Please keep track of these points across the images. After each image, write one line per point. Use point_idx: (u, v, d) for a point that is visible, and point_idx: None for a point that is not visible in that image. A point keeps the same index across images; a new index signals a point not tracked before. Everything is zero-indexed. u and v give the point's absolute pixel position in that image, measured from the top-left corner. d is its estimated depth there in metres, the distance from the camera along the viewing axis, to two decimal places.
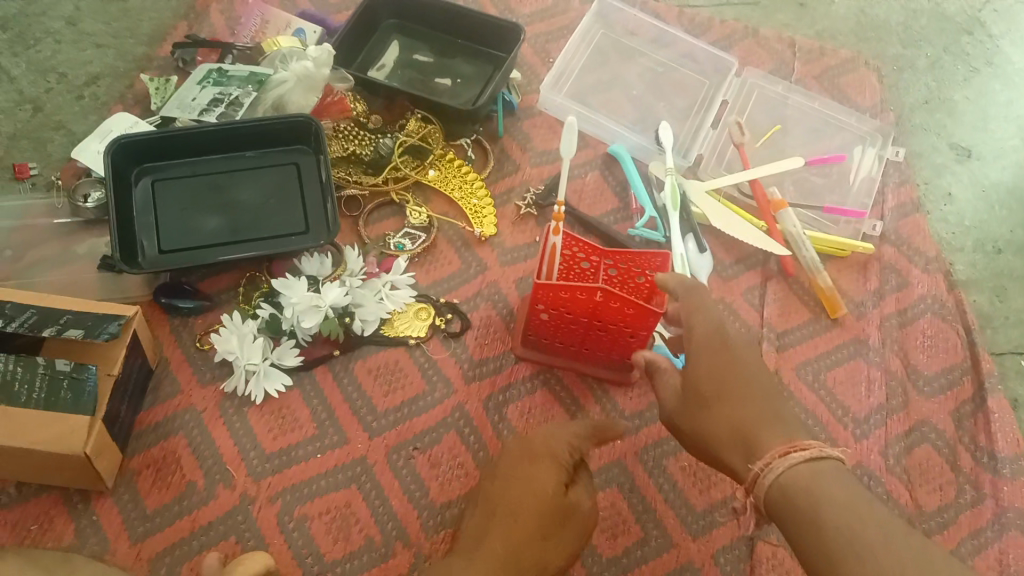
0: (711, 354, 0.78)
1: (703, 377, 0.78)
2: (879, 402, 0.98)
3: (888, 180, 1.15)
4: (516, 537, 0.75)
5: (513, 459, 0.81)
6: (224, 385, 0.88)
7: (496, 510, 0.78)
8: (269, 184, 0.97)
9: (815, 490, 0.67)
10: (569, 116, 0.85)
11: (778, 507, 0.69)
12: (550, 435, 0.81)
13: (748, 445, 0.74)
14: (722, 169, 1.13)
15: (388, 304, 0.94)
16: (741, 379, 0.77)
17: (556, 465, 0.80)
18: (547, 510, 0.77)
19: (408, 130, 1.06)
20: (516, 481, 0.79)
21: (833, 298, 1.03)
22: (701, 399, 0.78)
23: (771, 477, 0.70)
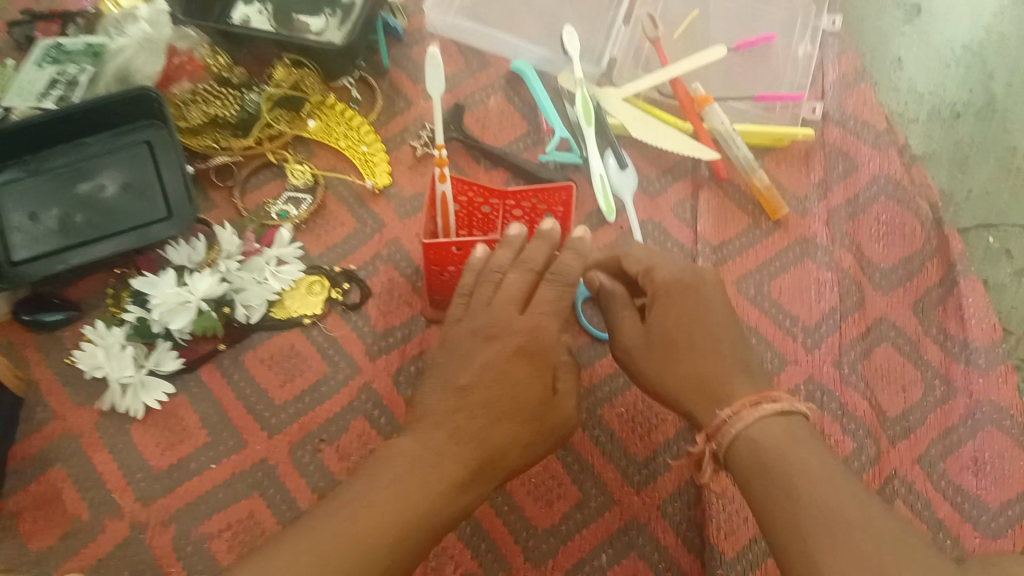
0: (671, 298, 0.68)
1: (662, 321, 0.68)
2: (831, 306, 0.88)
3: (826, 53, 1.02)
4: (493, 446, 0.65)
5: (498, 335, 0.69)
6: (100, 404, 0.80)
7: (471, 405, 0.66)
8: (124, 168, 0.87)
9: (793, 453, 0.57)
10: (432, 48, 0.71)
11: (747, 470, 0.58)
12: (545, 324, 0.70)
13: (717, 395, 0.64)
14: (639, 69, 1.00)
15: (275, 284, 0.85)
16: (707, 324, 0.68)
17: (544, 364, 0.69)
18: (527, 415, 0.68)
19: (276, 80, 0.93)
20: (495, 373, 0.67)
21: (772, 198, 0.92)
22: (664, 338, 0.68)
23: (739, 431, 0.60)
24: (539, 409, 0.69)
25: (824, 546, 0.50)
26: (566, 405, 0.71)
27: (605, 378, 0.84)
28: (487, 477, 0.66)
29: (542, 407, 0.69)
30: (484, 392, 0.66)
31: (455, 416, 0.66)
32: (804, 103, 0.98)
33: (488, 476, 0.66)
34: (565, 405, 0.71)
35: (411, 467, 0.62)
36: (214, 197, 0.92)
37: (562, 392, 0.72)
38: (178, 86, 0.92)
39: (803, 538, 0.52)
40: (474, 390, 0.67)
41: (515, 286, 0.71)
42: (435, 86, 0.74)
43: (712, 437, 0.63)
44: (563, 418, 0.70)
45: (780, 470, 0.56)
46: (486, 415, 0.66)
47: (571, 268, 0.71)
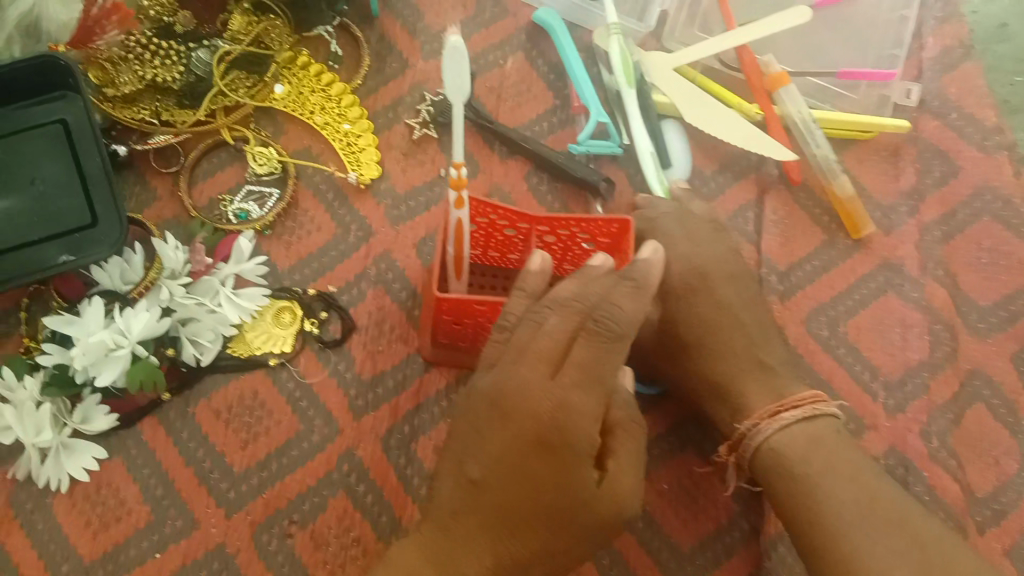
0: (690, 290, 0.67)
1: (683, 319, 0.67)
2: (918, 358, 0.71)
3: (924, 18, 0.83)
4: (513, 561, 0.50)
5: (511, 417, 0.49)
6: (13, 472, 0.63)
7: (487, 511, 0.49)
8: (30, 154, 0.67)
9: (825, 457, 0.58)
10: (454, 38, 0.45)
11: (773, 478, 0.59)
12: (577, 402, 0.49)
13: (735, 402, 0.64)
14: (698, 30, 0.80)
15: (230, 314, 0.66)
16: (728, 316, 0.66)
17: (579, 458, 0.48)
18: (563, 519, 0.49)
19: (233, 32, 0.72)
20: (514, 472, 0.49)
21: (856, 212, 0.75)
22: (683, 336, 0.66)
23: (761, 441, 0.61)
24: (576, 516, 0.49)
25: (855, 540, 0.53)
26: (621, 491, 0.51)
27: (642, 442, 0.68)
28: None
29: (582, 509, 0.49)
30: (497, 495, 0.49)
31: (469, 524, 0.50)
32: (896, 83, 0.79)
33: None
34: (619, 489, 0.51)
35: None
36: (154, 185, 0.72)
37: (614, 473, 0.52)
38: (100, 37, 0.69)
39: (839, 543, 0.53)
40: (489, 492, 0.49)
41: (535, 361, 0.50)
42: (456, 96, 0.47)
43: (732, 447, 0.63)
44: (613, 510, 0.50)
45: (813, 479, 0.57)
46: (498, 531, 0.49)
47: (617, 320, 0.50)
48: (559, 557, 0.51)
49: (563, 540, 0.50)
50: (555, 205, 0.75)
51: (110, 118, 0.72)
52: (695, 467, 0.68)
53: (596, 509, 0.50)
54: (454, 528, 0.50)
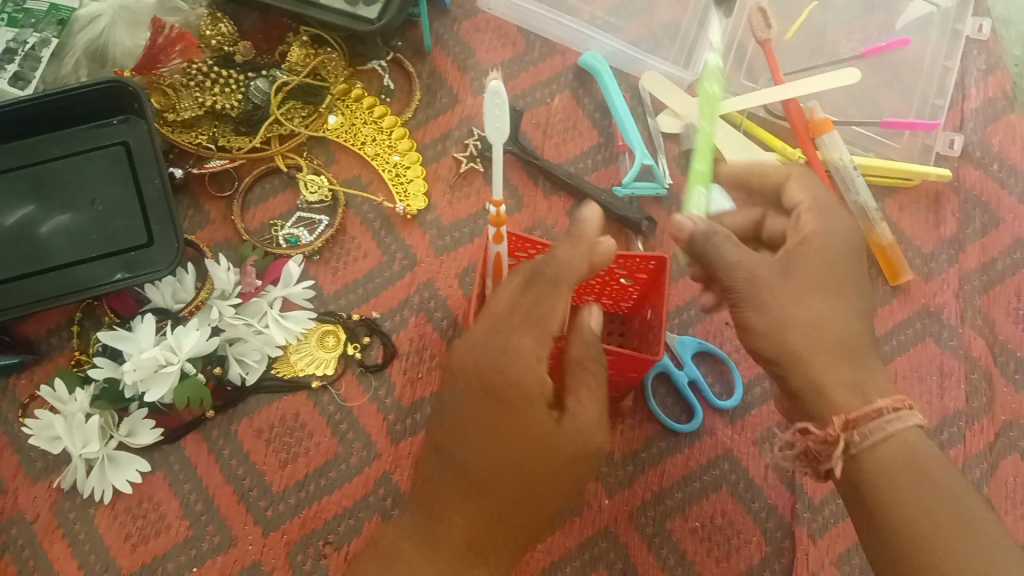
0: (834, 244, 0.53)
1: (818, 258, 0.53)
2: (956, 407, 0.72)
3: (968, 68, 0.83)
4: (490, 520, 0.50)
5: (466, 382, 0.50)
6: (60, 481, 0.65)
7: (456, 476, 0.50)
8: (91, 176, 0.69)
9: (962, 483, 0.48)
10: (493, 82, 0.46)
11: (910, 477, 0.48)
12: (518, 346, 0.50)
13: (846, 378, 0.50)
14: (742, 77, 0.82)
15: (277, 335, 0.68)
16: (859, 283, 0.54)
17: (528, 398, 0.49)
18: (530, 466, 0.49)
19: (291, 64, 0.76)
20: (473, 428, 0.50)
21: (895, 259, 0.75)
22: (822, 280, 0.52)
23: (896, 432, 0.49)
24: (538, 462, 0.49)
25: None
26: (582, 429, 0.49)
27: (678, 480, 0.69)
28: (499, 552, 0.51)
29: (541, 453, 0.49)
30: (459, 455, 0.50)
31: (441, 489, 0.51)
32: (940, 133, 0.80)
33: (494, 553, 0.50)
34: (580, 428, 0.49)
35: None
36: (207, 208, 0.74)
37: (576, 410, 0.50)
38: (165, 65, 0.73)
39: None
40: (455, 455, 0.50)
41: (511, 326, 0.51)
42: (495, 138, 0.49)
43: (854, 424, 0.49)
44: (580, 449, 0.50)
45: (958, 515, 0.46)
46: (469, 491, 0.50)
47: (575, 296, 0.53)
48: (542, 512, 0.50)
49: (538, 492, 0.49)
50: None
51: (169, 141, 0.74)
52: (728, 508, 0.68)
53: (558, 449, 0.49)
54: (431, 494, 0.51)
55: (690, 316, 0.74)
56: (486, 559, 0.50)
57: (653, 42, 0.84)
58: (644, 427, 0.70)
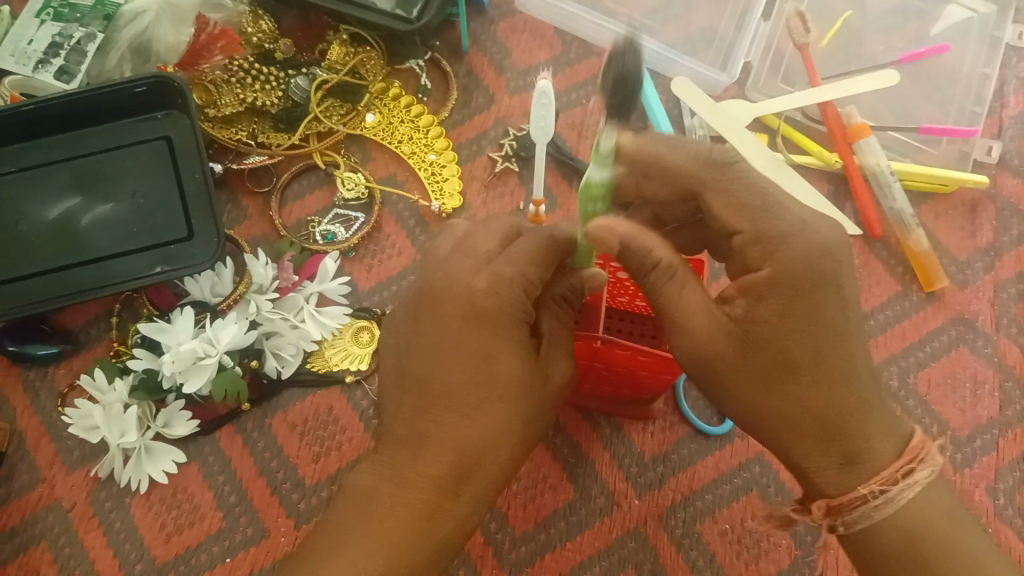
0: (797, 293, 0.47)
1: (773, 334, 0.47)
2: (989, 416, 0.71)
3: (1007, 75, 0.83)
4: (464, 450, 0.48)
5: (438, 307, 0.51)
6: (97, 470, 0.66)
7: (433, 405, 0.49)
8: (133, 169, 0.70)
9: (964, 559, 0.47)
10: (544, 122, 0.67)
11: (903, 571, 0.47)
12: (504, 272, 0.51)
13: (842, 452, 0.47)
14: (779, 82, 0.82)
15: (312, 330, 0.69)
16: (837, 332, 0.47)
17: (511, 317, 0.50)
18: (515, 392, 0.50)
19: (331, 62, 0.76)
20: (452, 350, 0.49)
21: (930, 267, 0.75)
22: (790, 366, 0.47)
23: (884, 516, 0.47)
24: (519, 384, 0.50)
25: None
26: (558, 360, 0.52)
27: (707, 482, 0.69)
28: (470, 486, 0.49)
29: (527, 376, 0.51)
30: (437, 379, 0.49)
31: (413, 418, 0.50)
32: (977, 140, 0.80)
33: (473, 489, 0.49)
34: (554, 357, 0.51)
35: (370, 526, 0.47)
36: (245, 204, 0.75)
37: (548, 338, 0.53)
38: (207, 60, 0.74)
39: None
40: (433, 383, 0.49)
41: (462, 256, 0.52)
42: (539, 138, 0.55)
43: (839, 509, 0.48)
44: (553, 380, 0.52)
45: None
46: (448, 416, 0.49)
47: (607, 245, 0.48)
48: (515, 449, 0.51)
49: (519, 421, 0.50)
50: None
51: (210, 137, 0.75)
52: (758, 511, 0.68)
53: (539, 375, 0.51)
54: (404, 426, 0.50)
55: None
56: (466, 493, 0.49)
57: (690, 46, 0.84)
58: (675, 429, 0.70)
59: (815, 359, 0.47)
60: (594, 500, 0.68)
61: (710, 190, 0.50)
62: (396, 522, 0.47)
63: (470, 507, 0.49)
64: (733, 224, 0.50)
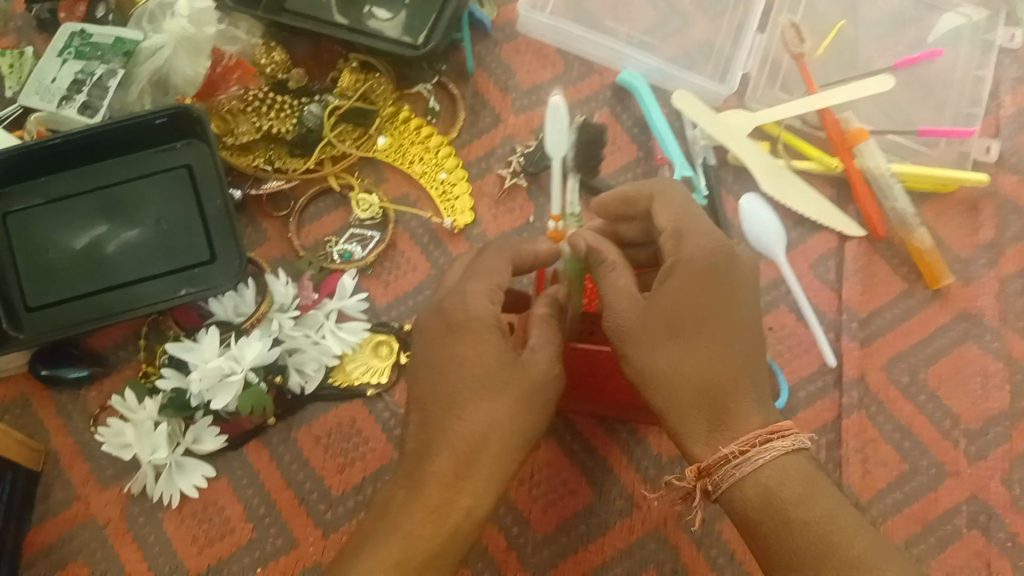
0: (692, 274, 0.51)
1: (665, 301, 0.50)
2: (999, 407, 0.72)
3: (1001, 77, 0.85)
4: (468, 448, 0.49)
5: (437, 325, 0.53)
6: (129, 486, 0.68)
7: (437, 411, 0.51)
8: (156, 198, 0.73)
9: (822, 513, 0.47)
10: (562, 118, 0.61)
11: (764, 521, 0.48)
12: (473, 289, 0.52)
13: (718, 416, 0.50)
14: (778, 90, 0.84)
15: (333, 345, 0.71)
16: (728, 310, 0.51)
17: (488, 326, 0.51)
18: (499, 384, 0.50)
19: (342, 89, 0.79)
20: (442, 359, 0.52)
21: (934, 264, 0.76)
22: (677, 331, 0.50)
23: (746, 476, 0.49)
24: (511, 373, 0.51)
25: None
26: (543, 361, 0.51)
27: None
28: (483, 480, 0.50)
29: (509, 373, 0.51)
30: (437, 388, 0.51)
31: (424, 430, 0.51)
32: (974, 140, 0.82)
33: (475, 481, 0.49)
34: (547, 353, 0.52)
35: (390, 532, 0.48)
36: (264, 225, 0.78)
37: (533, 347, 0.52)
38: (223, 92, 0.79)
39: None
40: (431, 392, 0.52)
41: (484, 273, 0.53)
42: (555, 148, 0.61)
43: (709, 472, 0.50)
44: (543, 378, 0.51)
45: (815, 554, 0.46)
46: (443, 421, 0.50)
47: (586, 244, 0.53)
48: (514, 442, 0.50)
49: (506, 415, 0.50)
50: None
51: (228, 164, 0.78)
52: None
53: (522, 375, 0.51)
54: (418, 439, 0.51)
55: None
56: (468, 485, 0.49)
57: (690, 61, 0.87)
58: None
59: (704, 328, 0.50)
60: (613, 501, 0.69)
61: (655, 200, 0.55)
62: (404, 518, 0.48)
63: (482, 499, 0.50)
64: (663, 224, 0.54)
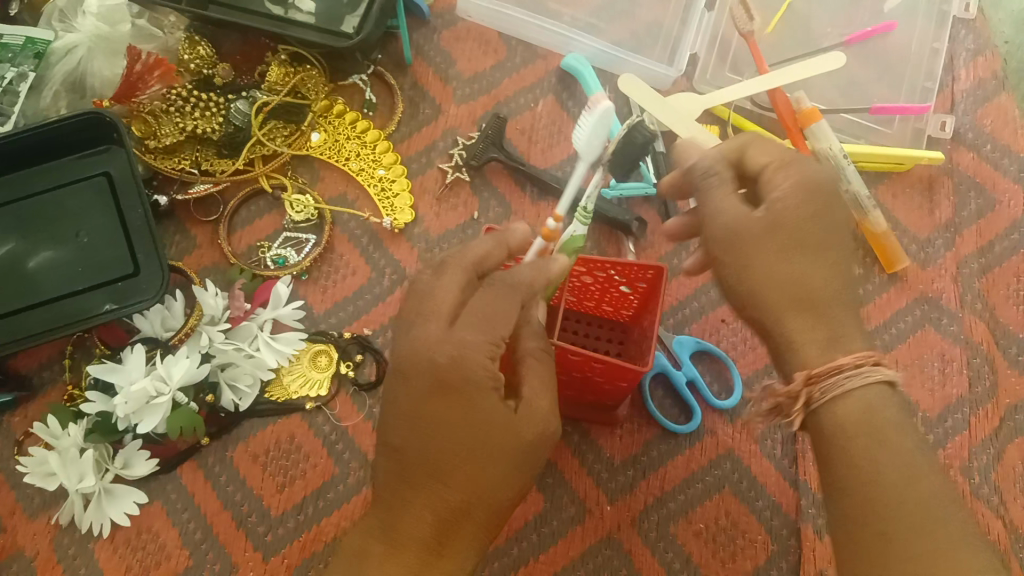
0: (809, 193, 0.47)
1: (780, 214, 0.46)
2: (960, 394, 0.70)
3: (956, 50, 0.82)
4: (453, 516, 0.46)
5: (416, 383, 0.47)
6: (57, 517, 0.65)
7: (420, 476, 0.46)
8: (75, 210, 0.69)
9: (913, 452, 0.44)
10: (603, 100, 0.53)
11: (856, 442, 0.44)
12: (470, 340, 0.46)
13: (825, 329, 0.45)
14: (729, 72, 0.81)
15: (268, 358, 0.68)
16: (838, 236, 0.47)
17: (485, 391, 0.46)
18: (493, 456, 0.46)
19: (271, 83, 0.75)
20: (426, 425, 0.46)
21: (889, 248, 0.74)
22: (794, 242, 0.46)
23: (852, 394, 0.45)
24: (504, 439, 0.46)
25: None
26: (540, 419, 0.48)
27: (679, 481, 0.68)
28: (462, 545, 0.46)
29: (503, 438, 0.46)
30: (423, 453, 0.46)
31: (403, 492, 0.46)
32: (930, 116, 0.79)
33: (457, 547, 0.46)
34: (538, 413, 0.48)
35: None
36: (194, 233, 0.74)
37: (527, 399, 0.48)
38: (144, 91, 0.73)
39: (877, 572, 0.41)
40: (412, 452, 0.46)
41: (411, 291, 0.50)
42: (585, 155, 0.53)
43: (816, 381, 0.45)
44: (537, 438, 0.47)
45: (903, 497, 0.42)
46: (429, 484, 0.46)
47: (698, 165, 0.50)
48: (499, 504, 0.47)
49: (499, 478, 0.46)
50: (588, 245, 0.76)
51: (152, 168, 0.74)
52: (733, 508, 0.67)
53: (516, 440, 0.46)
54: (394, 499, 0.47)
55: (685, 315, 0.74)
56: (450, 551, 0.46)
57: (637, 42, 0.83)
58: (644, 431, 0.70)
59: (816, 250, 0.46)
60: (565, 509, 0.67)
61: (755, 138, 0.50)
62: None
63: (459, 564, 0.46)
64: (758, 165, 0.49)
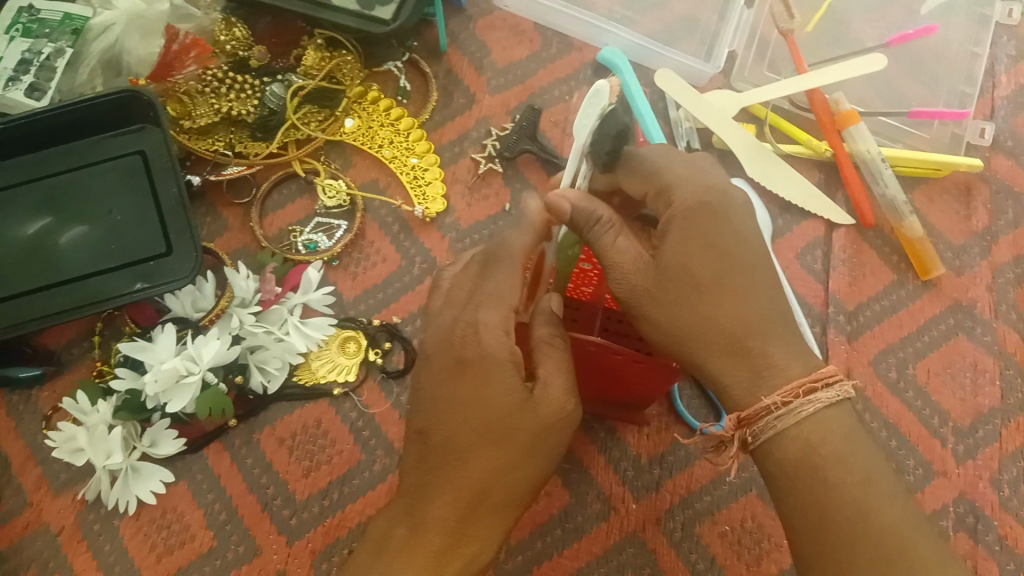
0: (693, 228, 0.49)
1: (674, 261, 0.48)
2: (992, 404, 0.70)
3: (996, 56, 0.82)
4: (475, 493, 0.45)
5: (440, 362, 0.48)
6: (83, 493, 0.65)
7: (441, 455, 0.46)
8: (108, 187, 0.69)
9: (857, 467, 0.45)
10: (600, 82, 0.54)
11: (797, 477, 0.46)
12: (486, 319, 0.48)
13: (753, 364, 0.47)
14: (766, 70, 0.80)
15: (297, 342, 0.67)
16: (741, 265, 0.49)
17: (501, 365, 0.47)
18: (516, 434, 0.46)
19: (307, 67, 0.75)
20: (447, 400, 0.47)
21: (925, 253, 0.73)
22: (696, 287, 0.48)
23: (785, 429, 0.47)
24: (515, 417, 0.46)
25: None
26: (557, 396, 0.47)
27: (704, 481, 0.68)
28: (486, 524, 0.46)
29: (521, 415, 0.46)
30: (445, 429, 0.46)
31: (424, 471, 0.47)
32: (969, 122, 0.78)
33: (479, 529, 0.46)
34: (558, 398, 0.47)
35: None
36: (225, 215, 0.74)
37: (544, 377, 0.48)
38: (179, 71, 0.73)
39: None
40: (433, 431, 0.47)
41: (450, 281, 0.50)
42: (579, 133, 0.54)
43: (749, 421, 0.48)
44: (556, 416, 0.47)
45: (847, 518, 0.44)
46: (446, 463, 0.46)
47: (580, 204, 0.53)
48: (519, 487, 0.47)
49: (515, 462, 0.46)
50: None
51: (185, 148, 0.74)
52: (758, 511, 0.67)
53: (534, 417, 0.46)
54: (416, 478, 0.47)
55: None
56: (473, 531, 0.46)
57: (672, 36, 0.82)
58: (672, 430, 0.69)
59: (719, 286, 0.48)
60: (589, 505, 0.67)
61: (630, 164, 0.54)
62: (403, 564, 0.44)
63: (481, 544, 0.46)
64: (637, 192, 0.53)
